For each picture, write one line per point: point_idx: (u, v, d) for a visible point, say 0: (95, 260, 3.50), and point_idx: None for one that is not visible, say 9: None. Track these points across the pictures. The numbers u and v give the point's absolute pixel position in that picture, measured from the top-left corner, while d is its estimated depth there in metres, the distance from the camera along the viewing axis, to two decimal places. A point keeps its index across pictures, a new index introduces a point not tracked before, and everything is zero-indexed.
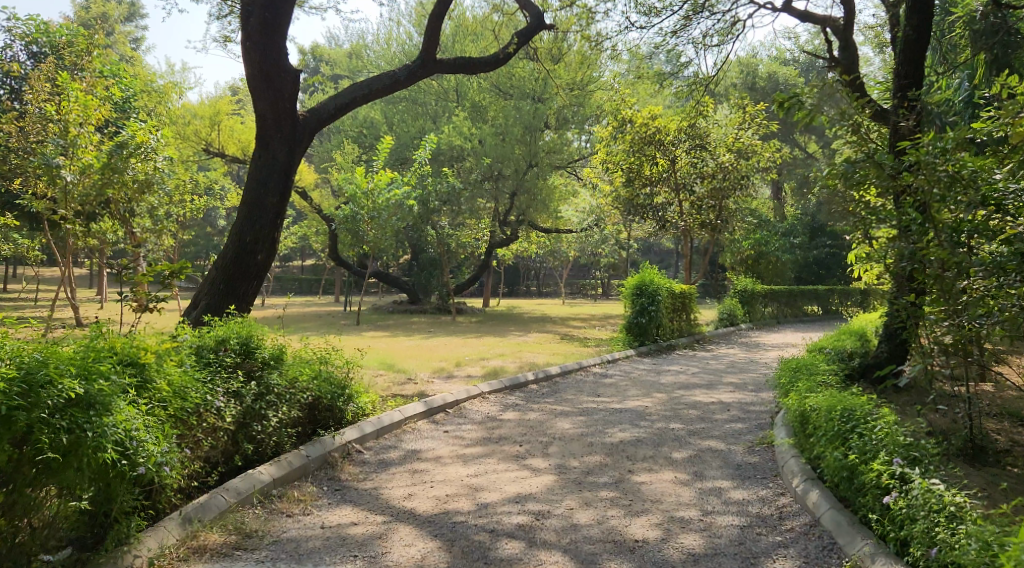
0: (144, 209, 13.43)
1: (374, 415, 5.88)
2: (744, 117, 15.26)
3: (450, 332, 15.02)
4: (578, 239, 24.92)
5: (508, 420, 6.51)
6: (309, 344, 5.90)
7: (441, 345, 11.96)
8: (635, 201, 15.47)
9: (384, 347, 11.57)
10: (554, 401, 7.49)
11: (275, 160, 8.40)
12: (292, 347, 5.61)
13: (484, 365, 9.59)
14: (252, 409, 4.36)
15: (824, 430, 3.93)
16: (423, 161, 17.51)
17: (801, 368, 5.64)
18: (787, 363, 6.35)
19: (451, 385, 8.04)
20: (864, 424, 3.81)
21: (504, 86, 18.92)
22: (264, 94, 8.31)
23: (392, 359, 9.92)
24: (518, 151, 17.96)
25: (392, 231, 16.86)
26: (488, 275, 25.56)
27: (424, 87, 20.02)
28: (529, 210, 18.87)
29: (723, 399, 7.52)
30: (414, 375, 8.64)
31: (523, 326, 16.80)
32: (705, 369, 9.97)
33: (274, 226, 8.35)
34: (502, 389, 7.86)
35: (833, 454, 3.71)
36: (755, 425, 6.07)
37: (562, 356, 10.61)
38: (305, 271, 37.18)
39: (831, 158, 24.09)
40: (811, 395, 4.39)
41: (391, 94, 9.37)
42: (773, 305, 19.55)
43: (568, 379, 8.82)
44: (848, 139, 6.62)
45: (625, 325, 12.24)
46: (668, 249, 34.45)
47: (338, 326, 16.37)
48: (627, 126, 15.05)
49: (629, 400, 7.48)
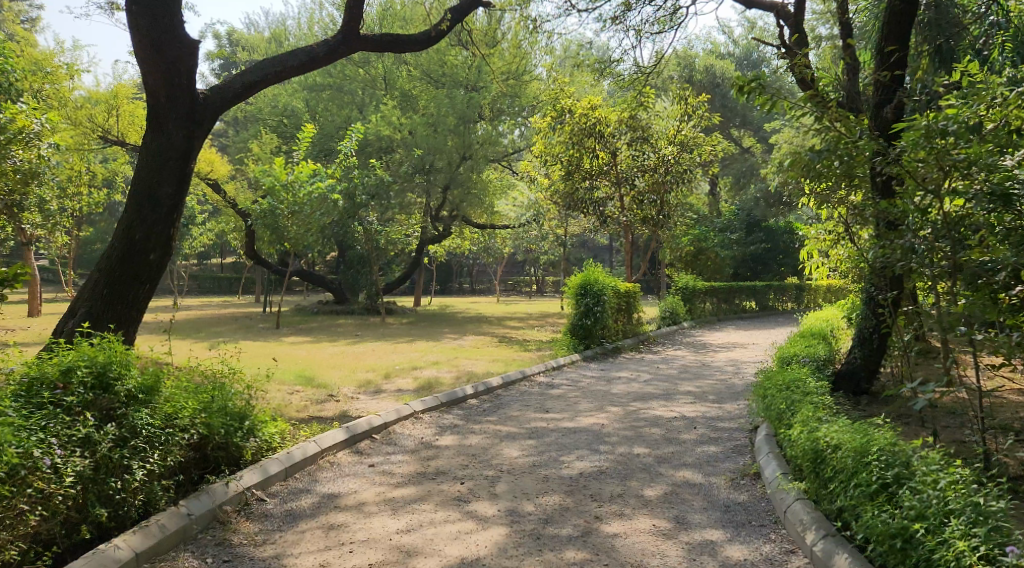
0: (33, 203, 12.06)
1: (282, 448, 4.86)
2: (687, 109, 14.52)
3: (378, 335, 14.03)
4: (513, 235, 24.09)
5: (446, 448, 5.57)
6: (198, 367, 4.86)
7: (369, 352, 10.91)
8: (576, 196, 14.52)
9: (305, 355, 10.46)
10: (497, 421, 6.58)
11: (171, 144, 7.23)
12: (178, 370, 4.62)
13: (417, 377, 8.60)
14: (109, 459, 3.37)
15: (860, 482, 3.25)
16: (348, 152, 16.44)
17: (788, 383, 4.90)
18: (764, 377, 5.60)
19: (379, 403, 7.06)
20: (916, 478, 3.13)
21: (434, 73, 17.93)
22: (157, 67, 7.13)
23: (313, 370, 8.84)
24: (451, 143, 16.88)
25: (316, 227, 15.68)
26: (419, 273, 24.46)
27: (349, 75, 18.85)
28: (463, 205, 17.94)
29: (685, 414, 6.73)
30: (337, 391, 7.60)
31: (457, 328, 15.89)
32: (657, 376, 9.21)
33: (169, 221, 7.20)
34: (437, 406, 6.90)
35: (879, 515, 3.02)
36: (730, 447, 5.29)
37: (502, 363, 9.72)
38: (225, 269, 35.42)
39: (769, 152, 23.84)
40: (824, 429, 3.68)
41: (310, 70, 8.27)
42: (713, 302, 19.07)
43: (511, 392, 7.94)
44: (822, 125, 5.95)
45: (569, 328, 11.41)
46: (602, 244, 33.99)
47: (255, 329, 15.14)
48: (566, 116, 14.20)
49: (582, 418, 6.64)
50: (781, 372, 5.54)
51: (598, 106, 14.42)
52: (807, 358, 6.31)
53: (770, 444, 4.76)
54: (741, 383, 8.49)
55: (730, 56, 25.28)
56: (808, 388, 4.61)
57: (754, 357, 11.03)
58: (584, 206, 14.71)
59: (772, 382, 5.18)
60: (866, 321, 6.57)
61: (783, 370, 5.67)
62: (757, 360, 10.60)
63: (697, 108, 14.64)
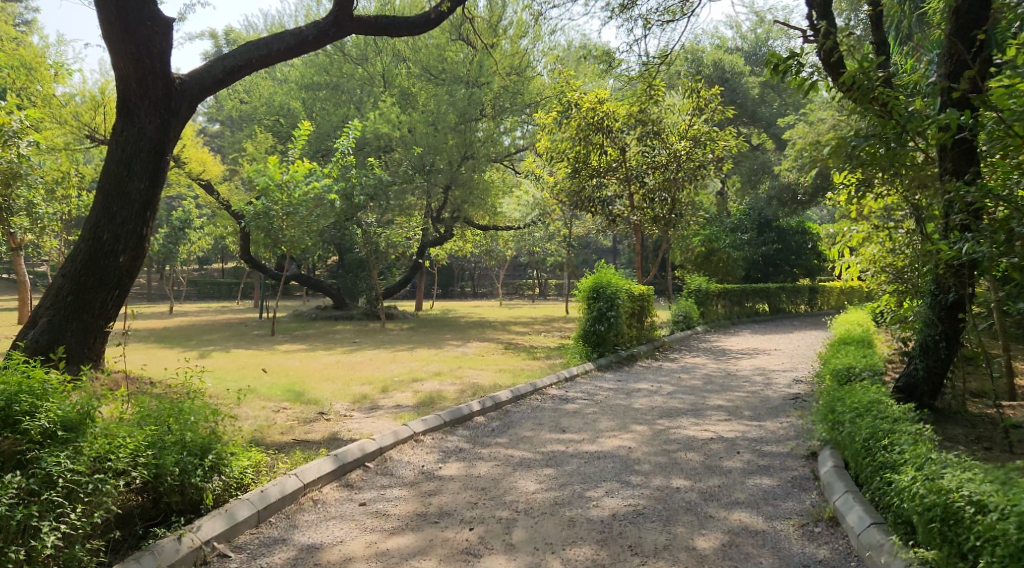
0: (20, 206, 11.17)
1: (259, 485, 4.08)
2: (699, 102, 13.64)
3: (376, 342, 13.25)
4: (516, 237, 23.33)
5: (451, 479, 4.76)
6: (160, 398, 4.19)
7: (366, 362, 10.10)
8: (583, 195, 13.66)
9: (297, 365, 9.66)
10: (508, 444, 5.77)
11: (143, 133, 6.41)
12: (131, 400, 3.95)
13: (417, 390, 7.80)
14: (9, 522, 2.82)
15: None
16: (345, 150, 15.65)
17: (861, 405, 4.16)
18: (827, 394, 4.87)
19: (375, 422, 6.26)
20: None
21: (434, 69, 17.14)
22: (126, 47, 6.32)
23: (303, 384, 8.03)
24: (452, 141, 16.08)
25: (312, 229, 14.90)
26: (420, 276, 23.67)
27: (347, 72, 18.08)
28: (465, 206, 17.20)
29: (723, 435, 5.92)
30: (328, 407, 6.80)
31: (460, 333, 15.10)
32: (682, 387, 8.41)
33: (140, 218, 6.38)
34: (440, 426, 6.09)
35: None
36: (788, 480, 4.49)
37: (510, 374, 8.92)
38: (225, 274, 34.73)
39: (782, 149, 23.01)
40: (966, 484, 2.94)
41: (296, 55, 7.42)
42: (726, 305, 18.28)
43: (521, 407, 7.14)
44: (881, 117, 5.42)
45: (581, 334, 10.58)
46: (607, 246, 33.25)
47: (248, 336, 14.38)
48: (572, 110, 13.33)
49: (604, 440, 5.83)
50: (842, 391, 4.78)
51: (606, 100, 13.58)
52: (865, 367, 5.59)
53: (847, 478, 4.00)
54: (775, 397, 7.68)
55: (738, 51, 24.56)
56: (891, 411, 3.89)
57: (781, 365, 10.23)
58: (592, 205, 13.77)
59: (836, 403, 4.45)
60: (930, 327, 5.86)
61: (841, 389, 4.93)
62: (785, 369, 9.80)
63: (708, 102, 13.83)
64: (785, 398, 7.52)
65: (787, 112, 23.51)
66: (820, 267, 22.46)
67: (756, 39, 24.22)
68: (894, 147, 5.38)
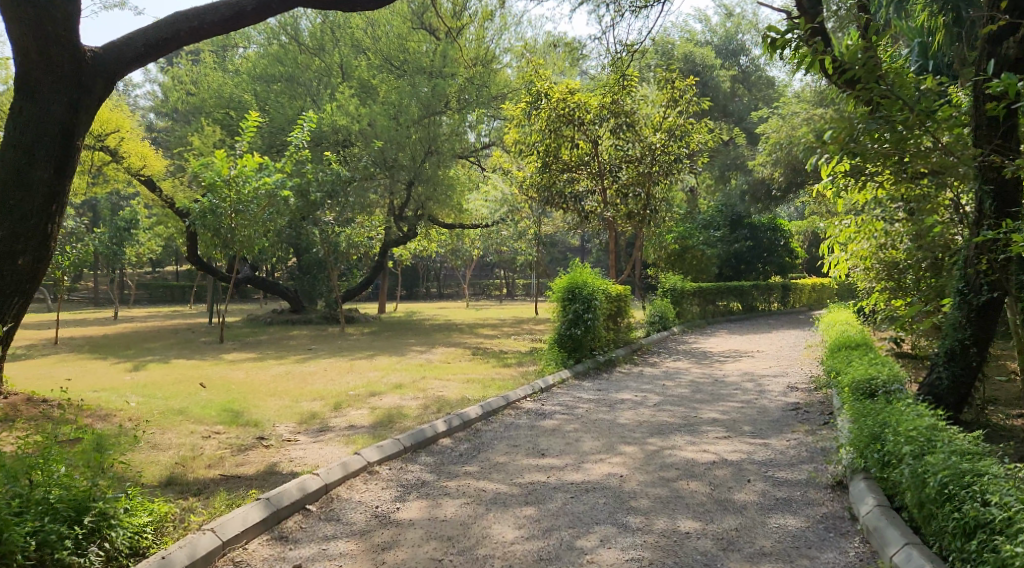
0: None
1: (187, 550, 3.32)
2: (674, 93, 12.74)
3: (334, 349, 12.32)
4: (482, 236, 22.50)
5: (411, 526, 3.92)
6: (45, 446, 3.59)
7: (320, 373, 9.18)
8: (553, 189, 12.85)
9: (242, 378, 8.70)
10: (478, 474, 4.93)
11: (46, 115, 5.26)
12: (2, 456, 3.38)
13: (374, 406, 6.92)
14: None
15: None
16: (300, 144, 14.53)
17: (918, 433, 3.51)
18: (861, 409, 4.27)
19: (323, 448, 5.38)
20: None
21: (395, 60, 16.34)
22: (19, 14, 5.19)
23: (245, 401, 7.10)
24: (415, 136, 15.23)
25: (264, 229, 13.88)
26: (384, 277, 22.74)
27: (303, 63, 17.03)
28: (429, 204, 16.31)
29: (725, 457, 5.15)
30: (270, 431, 5.89)
31: (424, 338, 14.23)
32: (669, 397, 7.66)
33: (43, 213, 5.36)
34: (399, 453, 5.21)
35: None
36: (818, 521, 3.72)
37: (479, 384, 8.08)
38: (180, 278, 33.37)
39: (755, 143, 22.48)
40: None
41: (238, 29, 5.86)
42: (700, 304, 17.65)
43: (493, 426, 6.30)
44: (888, 103, 5.37)
45: (555, 339, 9.75)
46: (575, 244, 32.57)
47: (195, 343, 13.37)
48: (542, 101, 12.39)
49: (591, 467, 5.03)
50: (878, 409, 4.13)
51: (578, 90, 12.75)
52: (887, 378, 4.90)
53: (899, 523, 3.32)
54: (773, 407, 6.96)
55: (709, 44, 24.01)
56: (961, 442, 3.35)
57: (770, 370, 9.54)
58: (563, 200, 12.97)
59: (879, 427, 3.79)
60: (957, 331, 5.13)
61: (872, 407, 4.28)
62: (775, 374, 9.10)
63: (684, 93, 12.91)
64: (786, 410, 6.79)
65: (760, 107, 23.02)
66: (792, 264, 22.04)
67: (726, 32, 23.69)
68: (901, 131, 5.25)
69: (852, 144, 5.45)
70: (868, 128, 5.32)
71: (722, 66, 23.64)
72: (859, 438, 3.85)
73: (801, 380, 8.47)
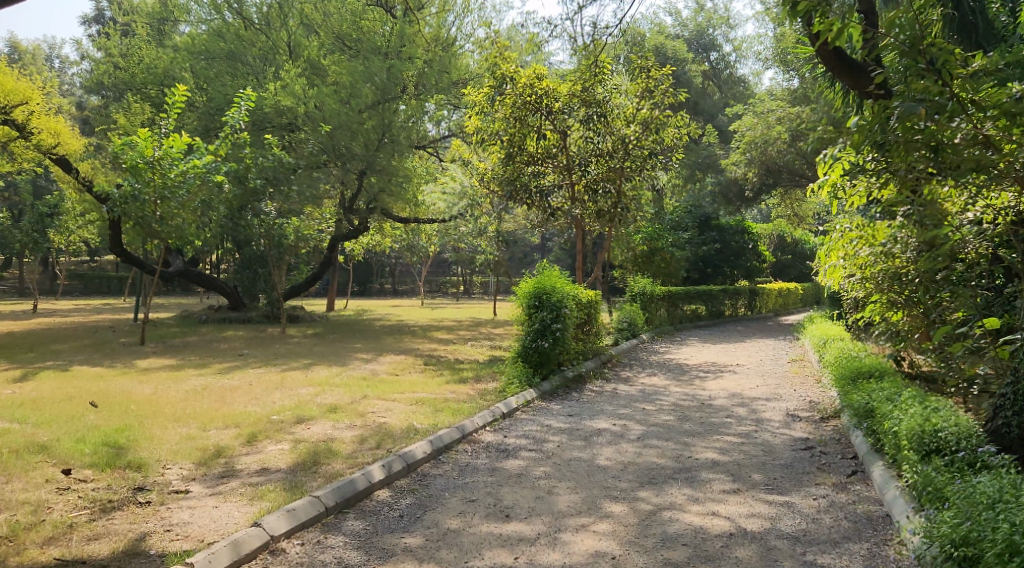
0: None
1: None
2: (649, 83, 11.49)
3: (267, 355, 10.94)
4: (439, 232, 21.25)
5: None
6: None
7: (243, 388, 7.79)
8: (518, 183, 11.47)
9: (146, 395, 7.28)
10: (423, 549, 3.71)
11: None
12: None
13: (296, 440, 5.60)
14: None
15: None
16: (237, 124, 12.84)
17: None
18: (963, 494, 3.20)
19: (218, 507, 4.10)
20: None
21: (348, 39, 14.75)
22: None
23: (137, 430, 5.71)
24: (369, 122, 13.76)
25: (196, 217, 12.38)
26: (333, 273, 21.33)
27: (245, 38, 15.44)
28: (381, 196, 14.96)
29: (743, 527, 4.00)
30: (155, 479, 4.55)
31: (371, 343, 12.94)
32: (655, 428, 6.48)
33: None
34: (320, 519, 4.00)
35: None
36: None
37: (430, 408, 6.79)
38: (118, 268, 31.34)
39: (726, 143, 21.58)
40: None
41: None
42: (670, 309, 16.64)
43: (443, 469, 5.06)
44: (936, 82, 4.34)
45: (519, 352, 8.53)
46: (536, 242, 31.51)
47: (111, 344, 11.86)
48: (507, 86, 11.18)
49: (573, 539, 3.84)
50: (987, 492, 3.10)
51: (547, 76, 11.49)
52: (957, 432, 3.86)
53: None
54: (781, 445, 5.85)
55: (680, 38, 23.01)
56: None
57: (759, 391, 8.43)
58: (528, 195, 11.56)
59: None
60: None
61: (972, 486, 3.24)
62: (768, 396, 7.99)
63: (662, 83, 11.65)
64: (797, 449, 5.68)
65: (731, 106, 22.16)
66: (760, 268, 21.15)
67: (698, 26, 22.74)
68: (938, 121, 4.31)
69: (880, 131, 4.50)
70: (904, 112, 4.30)
71: (694, 61, 22.69)
72: (988, 546, 2.81)
73: (799, 406, 7.38)
